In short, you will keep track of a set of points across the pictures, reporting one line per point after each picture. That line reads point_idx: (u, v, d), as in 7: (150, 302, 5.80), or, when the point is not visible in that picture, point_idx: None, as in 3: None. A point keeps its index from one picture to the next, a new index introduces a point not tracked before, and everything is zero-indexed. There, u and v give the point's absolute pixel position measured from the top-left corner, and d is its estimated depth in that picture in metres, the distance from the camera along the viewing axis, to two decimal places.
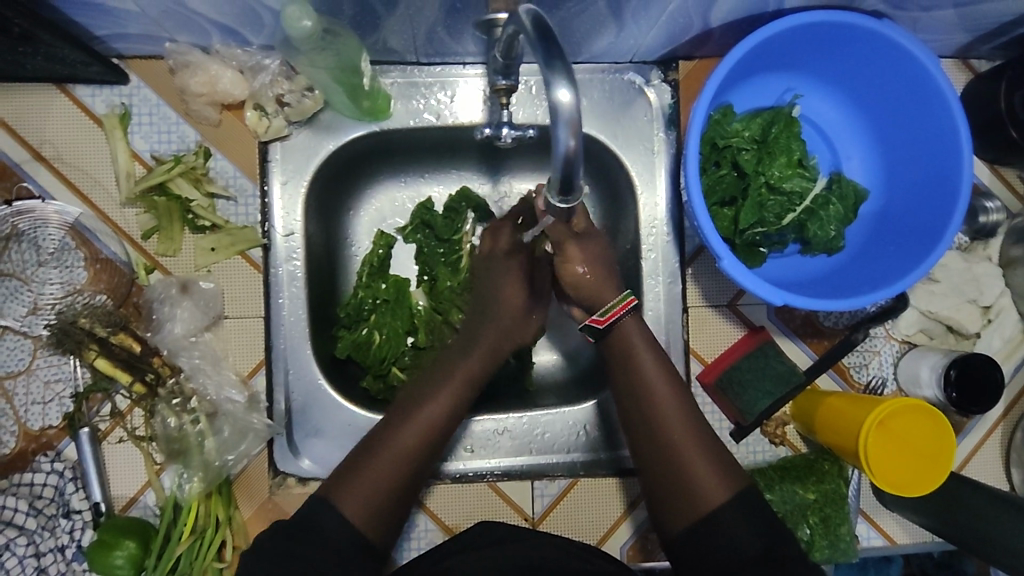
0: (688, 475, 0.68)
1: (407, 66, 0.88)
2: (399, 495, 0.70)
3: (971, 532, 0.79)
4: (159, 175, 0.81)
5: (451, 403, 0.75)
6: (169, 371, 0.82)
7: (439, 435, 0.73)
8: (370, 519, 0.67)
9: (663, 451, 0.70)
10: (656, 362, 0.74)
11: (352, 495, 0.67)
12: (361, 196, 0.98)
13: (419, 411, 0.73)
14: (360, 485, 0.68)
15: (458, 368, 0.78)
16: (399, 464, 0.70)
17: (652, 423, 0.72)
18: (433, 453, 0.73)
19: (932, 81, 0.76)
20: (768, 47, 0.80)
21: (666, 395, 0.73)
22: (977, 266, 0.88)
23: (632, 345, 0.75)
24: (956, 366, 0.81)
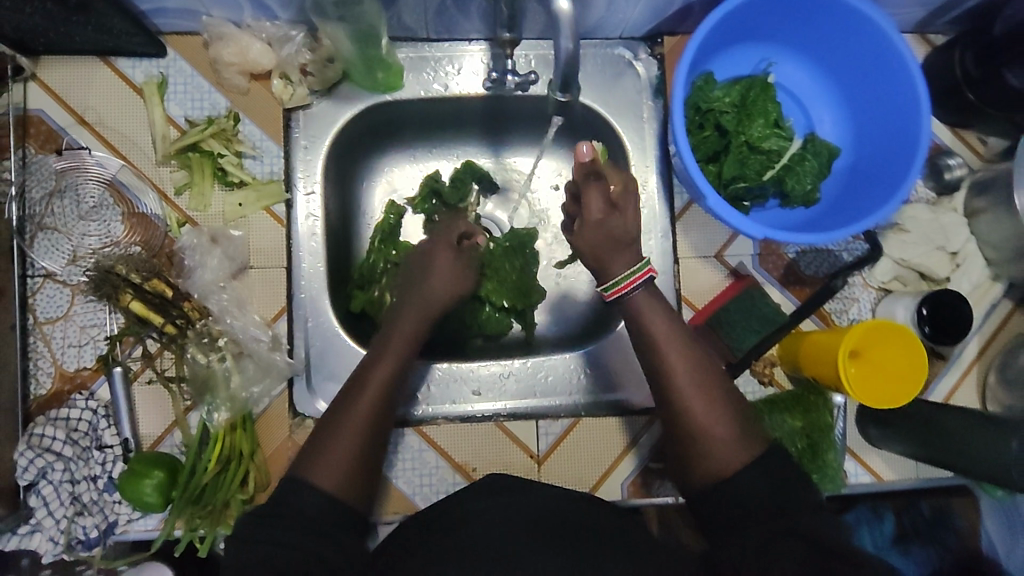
0: (704, 437, 0.69)
1: (418, 43, 0.97)
2: (366, 464, 0.73)
3: (948, 452, 0.85)
4: (192, 136, 0.89)
5: (393, 369, 0.79)
6: (197, 314, 0.87)
7: (387, 403, 0.77)
8: (346, 490, 0.70)
9: (678, 414, 0.71)
10: (672, 331, 0.73)
11: (322, 470, 0.70)
12: (374, 168, 1.06)
13: (365, 387, 0.76)
14: (325, 458, 0.71)
15: (392, 339, 0.82)
16: (358, 434, 0.73)
17: (667, 390, 0.72)
18: (387, 421, 0.76)
19: (891, 42, 0.84)
20: (742, 16, 0.88)
21: (682, 362, 0.72)
22: (944, 216, 0.95)
23: (644, 311, 0.75)
24: (927, 303, 0.88)
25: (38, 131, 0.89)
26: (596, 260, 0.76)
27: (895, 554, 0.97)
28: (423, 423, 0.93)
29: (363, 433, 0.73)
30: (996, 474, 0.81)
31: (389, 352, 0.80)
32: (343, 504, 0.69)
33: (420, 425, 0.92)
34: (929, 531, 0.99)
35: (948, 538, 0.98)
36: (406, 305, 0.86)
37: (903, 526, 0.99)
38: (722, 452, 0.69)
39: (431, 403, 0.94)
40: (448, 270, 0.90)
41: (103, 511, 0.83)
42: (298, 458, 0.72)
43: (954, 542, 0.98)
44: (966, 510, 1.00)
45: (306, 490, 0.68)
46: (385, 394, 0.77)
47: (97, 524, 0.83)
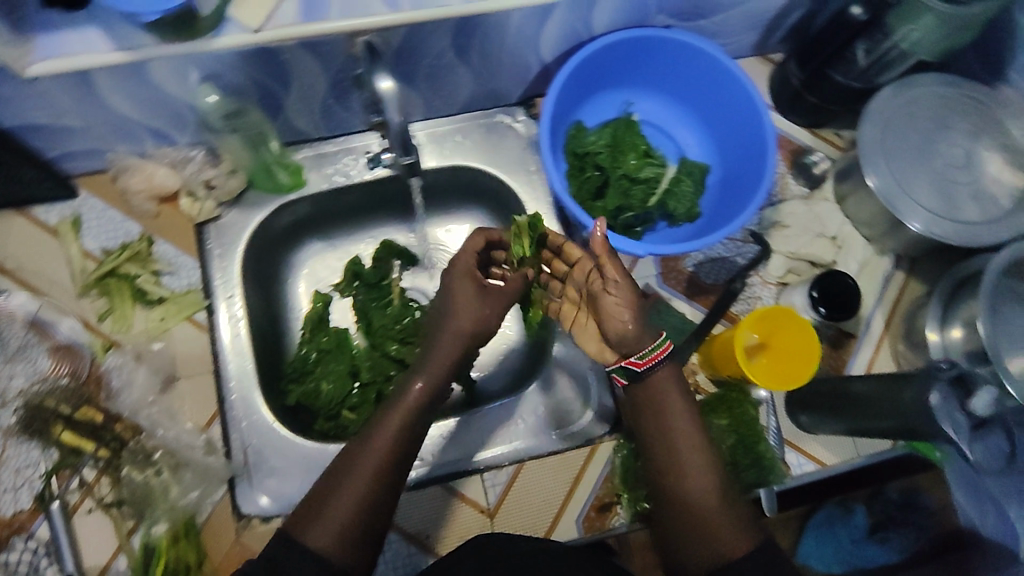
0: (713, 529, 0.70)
1: (315, 143, 1.05)
2: (371, 516, 0.70)
3: (867, 415, 0.85)
4: (109, 263, 0.93)
5: (419, 406, 0.78)
6: (131, 433, 0.89)
7: (399, 453, 0.73)
8: (341, 545, 0.67)
9: (688, 506, 0.73)
10: (688, 425, 0.77)
11: (323, 520, 0.68)
12: (296, 263, 1.12)
13: (384, 424, 0.75)
14: (328, 511, 0.69)
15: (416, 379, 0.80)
16: (367, 481, 0.71)
17: (676, 474, 0.75)
18: (397, 471, 0.73)
19: (722, 65, 0.96)
20: (593, 69, 0.99)
21: (692, 449, 0.75)
22: (817, 206, 1.04)
23: (663, 393, 0.78)
24: (816, 287, 0.94)
25: None
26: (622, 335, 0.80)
27: (869, 543, 0.94)
28: None
29: (374, 476, 0.71)
30: (910, 425, 0.78)
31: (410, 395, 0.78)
32: (332, 560, 0.66)
33: None
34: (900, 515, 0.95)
35: (921, 518, 0.94)
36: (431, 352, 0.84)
37: (876, 514, 0.96)
38: (730, 547, 0.68)
39: None
40: (472, 301, 0.86)
41: None
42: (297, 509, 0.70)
43: (928, 520, 0.94)
44: (931, 483, 0.95)
45: (296, 548, 0.66)
46: (406, 434, 0.74)
47: None
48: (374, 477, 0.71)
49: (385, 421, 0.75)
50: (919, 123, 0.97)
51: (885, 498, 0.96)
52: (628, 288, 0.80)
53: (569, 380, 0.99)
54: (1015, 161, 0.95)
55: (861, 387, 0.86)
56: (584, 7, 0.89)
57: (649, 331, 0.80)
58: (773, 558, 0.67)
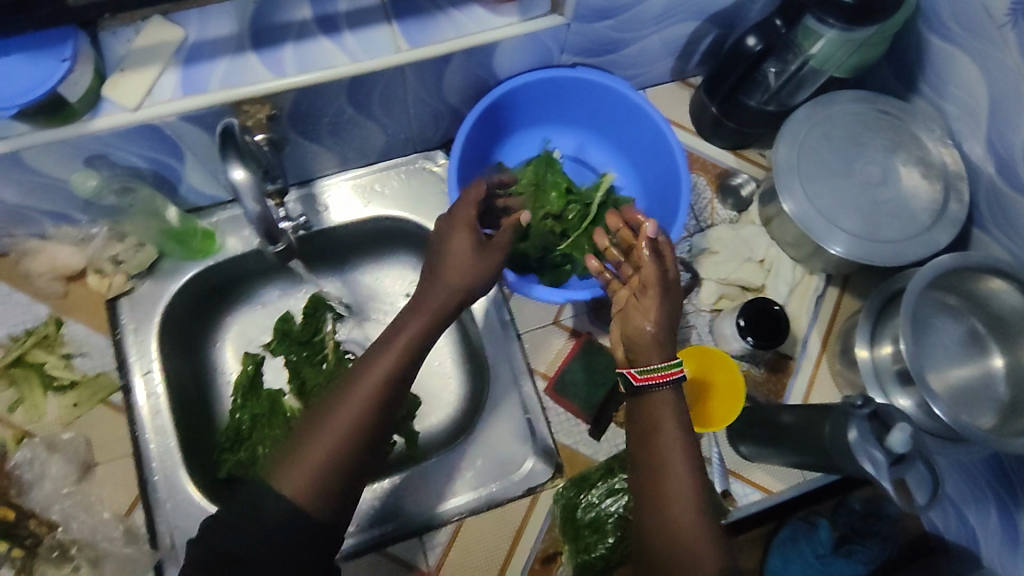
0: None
1: (227, 204, 1.02)
2: (353, 461, 0.67)
3: (796, 445, 0.85)
4: (15, 351, 0.90)
5: (401, 357, 0.72)
6: (46, 528, 0.86)
7: (386, 399, 0.70)
8: (314, 497, 0.65)
9: (673, 554, 0.63)
10: (683, 455, 0.69)
11: (296, 468, 0.66)
12: (222, 327, 1.09)
13: (366, 373, 0.71)
14: (299, 464, 0.66)
15: (399, 333, 0.74)
16: (351, 423, 0.68)
17: (661, 511, 0.66)
18: (382, 419, 0.70)
19: (631, 98, 0.96)
20: (504, 112, 1.00)
21: (687, 485, 0.67)
22: (744, 230, 1.03)
23: (658, 415, 0.72)
24: (743, 316, 0.92)
25: None
26: (638, 341, 0.76)
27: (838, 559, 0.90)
28: None
29: (359, 415, 0.68)
30: (832, 462, 0.79)
31: (394, 345, 0.73)
32: (304, 512, 0.64)
33: None
34: (864, 526, 0.94)
35: (887, 530, 0.94)
36: (415, 299, 0.77)
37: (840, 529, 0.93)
38: None
39: None
40: (466, 257, 0.78)
41: None
42: (277, 458, 0.68)
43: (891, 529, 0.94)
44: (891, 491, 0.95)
45: (273, 497, 0.64)
46: (386, 383, 0.71)
47: None
48: (359, 419, 0.68)
49: (368, 368, 0.72)
50: (833, 143, 0.97)
51: (847, 509, 0.94)
52: (664, 300, 0.76)
53: (503, 427, 0.95)
54: (931, 174, 0.95)
55: (791, 419, 0.86)
56: (484, 57, 0.87)
57: (664, 346, 0.75)
58: None
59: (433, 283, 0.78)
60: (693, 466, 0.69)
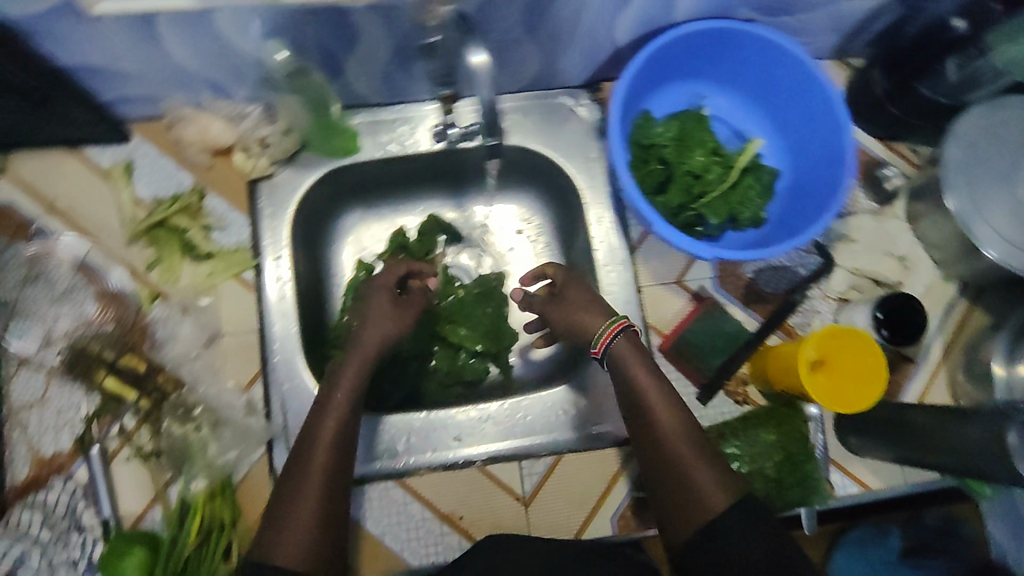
0: (698, 488, 0.72)
1: (371, 108, 1.01)
2: (322, 533, 0.70)
3: (928, 453, 0.85)
4: (160, 214, 0.92)
5: (342, 424, 0.77)
6: (172, 386, 0.89)
7: (341, 459, 0.75)
8: (309, 563, 0.68)
9: (675, 471, 0.74)
10: (658, 386, 0.79)
11: (283, 547, 0.68)
12: (340, 229, 1.10)
13: (318, 444, 0.75)
14: (284, 541, 0.68)
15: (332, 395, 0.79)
16: (317, 496, 0.72)
17: (652, 432, 0.77)
18: (342, 483, 0.74)
19: (807, 67, 0.90)
20: (668, 58, 0.94)
21: (670, 414, 0.77)
22: (888, 223, 1.01)
23: (626, 362, 0.81)
24: (882, 308, 0.92)
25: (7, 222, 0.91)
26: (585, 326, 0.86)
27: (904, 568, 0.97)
28: (408, 475, 0.93)
29: (321, 488, 0.72)
30: (970, 468, 0.79)
31: (334, 411, 0.78)
32: None
33: (405, 477, 0.92)
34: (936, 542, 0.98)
35: (959, 549, 0.98)
36: (346, 357, 0.83)
37: (911, 539, 0.99)
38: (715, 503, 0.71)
39: (413, 454, 0.94)
40: (387, 310, 0.88)
41: None
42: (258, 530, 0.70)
43: (964, 550, 0.97)
44: (969, 514, 0.98)
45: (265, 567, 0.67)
46: (335, 449, 0.75)
47: None
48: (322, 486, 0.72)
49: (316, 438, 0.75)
50: (1006, 147, 0.92)
51: (923, 522, 0.99)
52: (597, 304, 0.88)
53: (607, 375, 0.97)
54: None
55: (919, 418, 0.85)
56: None
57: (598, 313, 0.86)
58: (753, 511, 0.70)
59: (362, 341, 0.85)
60: (666, 393, 0.79)
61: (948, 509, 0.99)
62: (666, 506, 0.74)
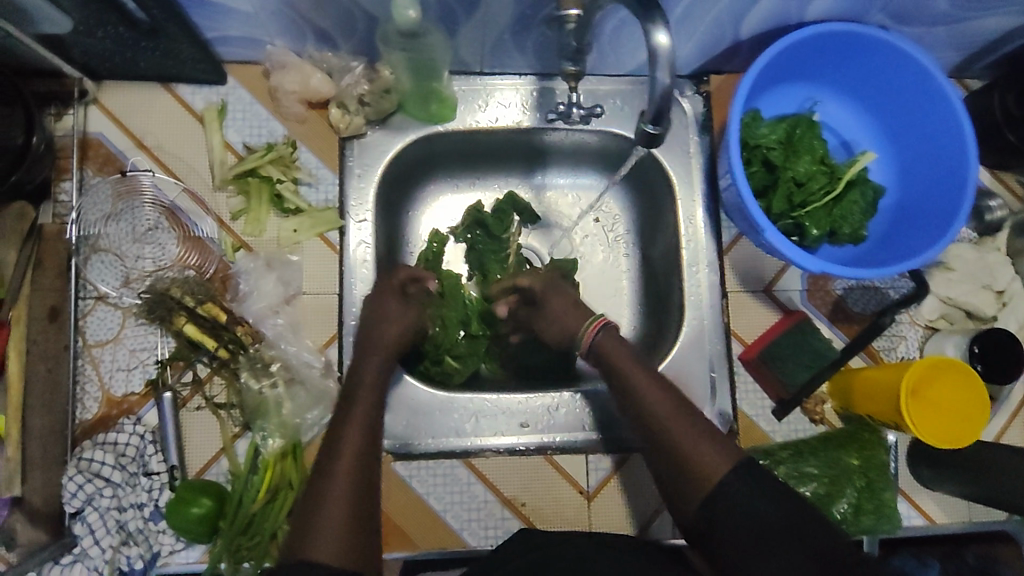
0: (695, 460, 0.72)
1: (471, 75, 0.99)
2: (360, 524, 0.67)
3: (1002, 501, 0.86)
4: (252, 162, 0.89)
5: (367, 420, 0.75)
6: (250, 339, 0.86)
7: (367, 466, 0.71)
8: (350, 553, 0.64)
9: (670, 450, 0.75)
10: (642, 369, 0.81)
11: (321, 536, 0.64)
12: (418, 198, 1.07)
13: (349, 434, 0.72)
14: (322, 530, 0.65)
15: (358, 392, 0.77)
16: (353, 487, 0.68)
17: (641, 414, 0.79)
18: (368, 490, 0.70)
19: (936, 82, 0.87)
20: (789, 57, 0.91)
21: (658, 395, 0.79)
22: (989, 256, 0.97)
23: (614, 355, 0.84)
24: (978, 342, 0.89)
25: (96, 154, 0.89)
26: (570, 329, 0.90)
27: None
28: (472, 455, 0.91)
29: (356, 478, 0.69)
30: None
31: (356, 421, 0.74)
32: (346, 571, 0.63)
33: (470, 457, 0.91)
34: None
35: None
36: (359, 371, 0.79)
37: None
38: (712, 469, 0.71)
39: (479, 435, 0.92)
40: (397, 308, 0.85)
41: (147, 541, 0.81)
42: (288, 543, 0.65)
43: None
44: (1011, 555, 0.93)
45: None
46: (365, 441, 0.72)
47: (141, 554, 0.81)
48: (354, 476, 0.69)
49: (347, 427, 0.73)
50: None
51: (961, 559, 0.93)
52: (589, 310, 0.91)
53: (687, 377, 0.94)
54: None
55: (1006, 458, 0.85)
56: None
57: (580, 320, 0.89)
58: (754, 475, 0.70)
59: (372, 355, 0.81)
60: (649, 374, 0.81)
61: (988, 548, 0.94)
62: (671, 484, 0.74)
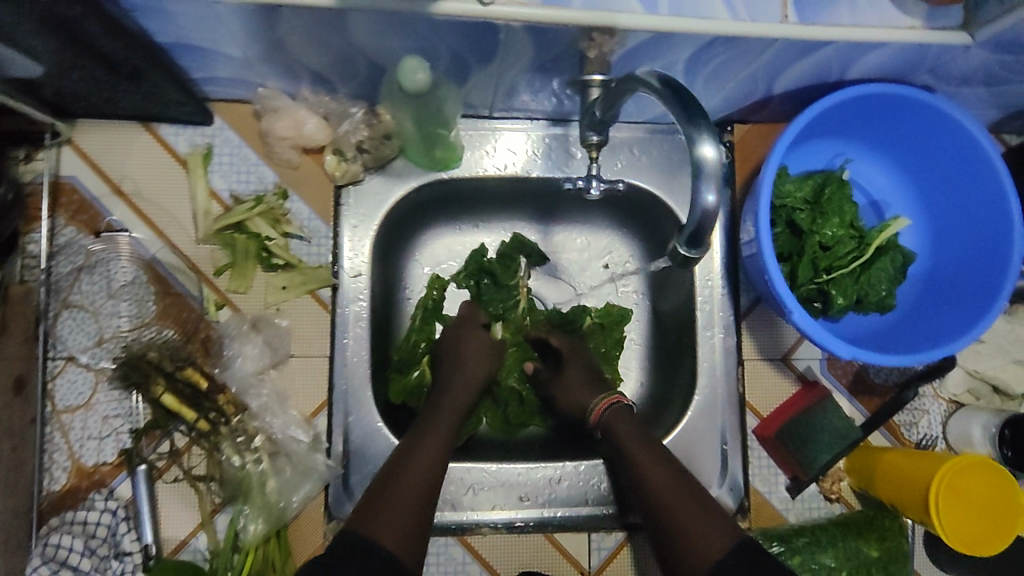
0: (694, 548, 0.69)
1: (478, 118, 0.92)
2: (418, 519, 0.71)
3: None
4: (239, 215, 0.82)
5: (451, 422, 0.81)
6: (233, 409, 0.80)
7: (439, 464, 0.76)
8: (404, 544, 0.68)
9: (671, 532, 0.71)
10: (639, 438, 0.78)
11: (383, 520, 0.68)
12: (417, 244, 1.00)
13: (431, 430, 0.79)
14: (382, 514, 0.69)
15: (445, 396, 0.84)
16: (422, 479, 0.73)
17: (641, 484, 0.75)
18: (436, 484, 0.75)
19: (982, 149, 0.80)
20: (825, 114, 0.84)
21: (660, 473, 0.75)
22: (1021, 328, 0.91)
23: (618, 433, 0.79)
24: (1010, 425, 0.84)
25: (69, 201, 0.82)
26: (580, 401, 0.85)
27: None
28: (468, 531, 0.86)
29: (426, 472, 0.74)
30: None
31: (438, 428, 0.79)
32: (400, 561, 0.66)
33: (465, 533, 0.86)
34: None
35: None
36: (452, 373, 0.86)
37: None
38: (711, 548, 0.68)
39: (476, 510, 0.86)
40: (481, 342, 0.89)
41: None
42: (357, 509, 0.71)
43: None
44: None
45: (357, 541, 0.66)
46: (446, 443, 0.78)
47: None
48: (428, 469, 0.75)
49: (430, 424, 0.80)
50: None
51: None
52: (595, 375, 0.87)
53: (696, 449, 0.89)
54: None
55: None
56: (856, 52, 0.73)
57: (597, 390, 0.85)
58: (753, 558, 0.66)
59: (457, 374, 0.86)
60: (647, 444, 0.77)
61: None
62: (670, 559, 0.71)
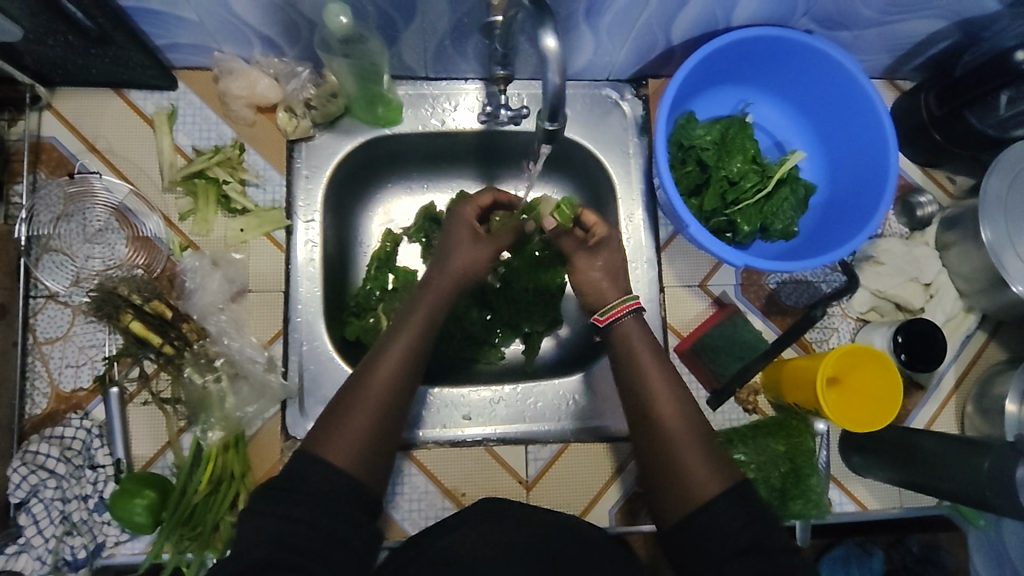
0: (687, 473, 0.72)
1: (417, 81, 1.00)
2: (376, 442, 0.71)
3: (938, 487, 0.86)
4: (200, 163, 0.92)
5: (413, 342, 0.78)
6: (196, 336, 0.89)
7: (402, 384, 0.75)
8: (359, 467, 0.69)
9: (668, 449, 0.75)
10: (659, 366, 0.80)
11: (338, 443, 0.69)
12: (369, 201, 1.07)
13: (390, 347, 0.77)
14: (338, 436, 0.70)
15: (412, 314, 0.81)
16: (381, 403, 0.73)
17: (648, 410, 0.78)
18: (397, 404, 0.75)
19: (861, 83, 0.90)
20: (722, 58, 0.93)
21: (668, 392, 0.79)
22: (917, 249, 1.00)
23: (630, 341, 0.82)
24: (903, 331, 0.92)
25: (49, 157, 0.92)
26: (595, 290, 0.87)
27: None
28: (415, 448, 0.94)
29: (385, 396, 0.74)
30: (977, 498, 0.81)
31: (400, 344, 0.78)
32: (354, 481, 0.68)
33: (412, 449, 0.93)
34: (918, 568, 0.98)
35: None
36: (426, 287, 0.84)
37: (892, 563, 0.98)
38: (705, 486, 0.71)
39: (422, 427, 0.95)
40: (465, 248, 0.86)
41: (92, 532, 0.84)
42: (314, 430, 0.71)
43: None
44: (953, 545, 0.98)
45: (313, 465, 0.67)
46: (406, 363, 0.76)
47: (85, 545, 0.83)
48: (389, 390, 0.74)
49: (393, 339, 0.78)
50: None
51: (905, 548, 0.98)
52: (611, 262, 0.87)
53: None
54: None
55: (931, 443, 0.87)
56: None
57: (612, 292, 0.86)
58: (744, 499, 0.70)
59: (440, 275, 0.85)
60: (670, 380, 0.80)
61: (931, 535, 0.98)
62: (659, 484, 0.74)
